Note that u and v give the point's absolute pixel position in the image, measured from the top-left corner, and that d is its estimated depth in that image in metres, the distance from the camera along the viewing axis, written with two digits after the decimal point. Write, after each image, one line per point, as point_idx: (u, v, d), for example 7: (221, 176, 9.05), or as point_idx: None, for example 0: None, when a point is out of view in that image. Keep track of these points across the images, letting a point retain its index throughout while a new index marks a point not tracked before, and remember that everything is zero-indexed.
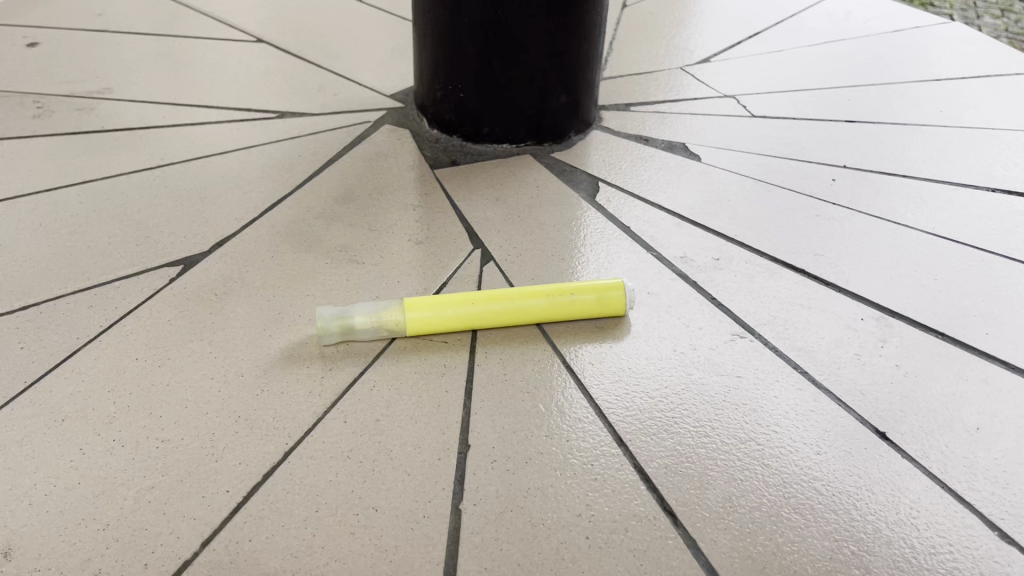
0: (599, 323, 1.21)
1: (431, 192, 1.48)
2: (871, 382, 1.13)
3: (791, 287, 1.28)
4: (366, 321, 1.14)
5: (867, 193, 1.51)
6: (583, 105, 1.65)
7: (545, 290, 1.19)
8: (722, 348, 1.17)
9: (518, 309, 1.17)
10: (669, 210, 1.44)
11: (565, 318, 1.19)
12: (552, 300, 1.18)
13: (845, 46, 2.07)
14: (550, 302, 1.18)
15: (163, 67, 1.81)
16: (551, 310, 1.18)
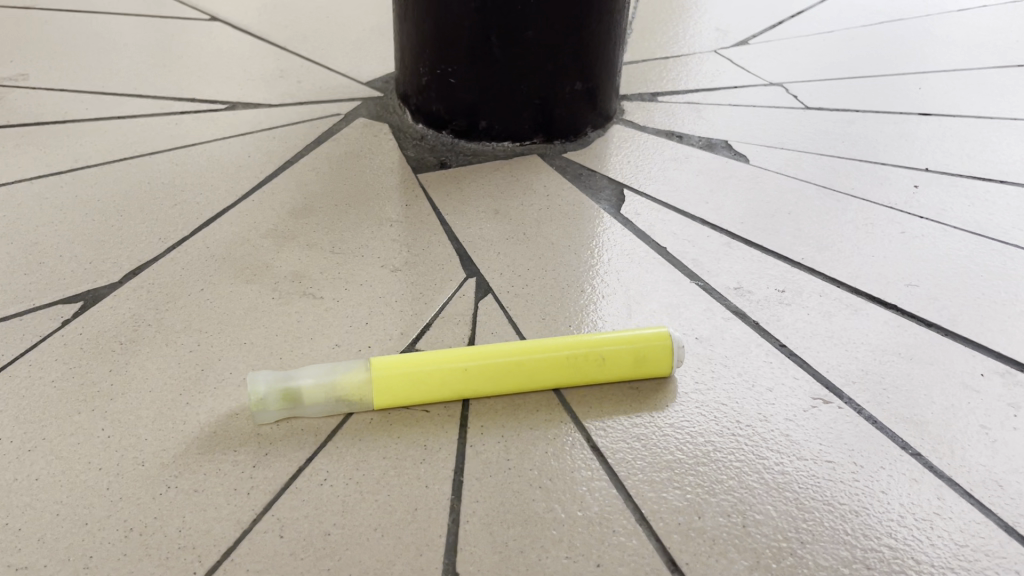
0: (635, 386, 0.90)
1: (414, 203, 1.17)
2: (1009, 470, 0.82)
3: (883, 329, 0.97)
4: (317, 389, 0.83)
5: (959, 203, 1.20)
6: (602, 95, 1.34)
7: (562, 342, 0.88)
8: (802, 418, 0.86)
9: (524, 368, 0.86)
10: (714, 225, 1.14)
11: (590, 379, 0.88)
12: (572, 354, 0.87)
13: (904, 26, 1.76)
14: (569, 356, 0.87)
15: (93, 48, 1.50)
16: (572, 368, 0.87)
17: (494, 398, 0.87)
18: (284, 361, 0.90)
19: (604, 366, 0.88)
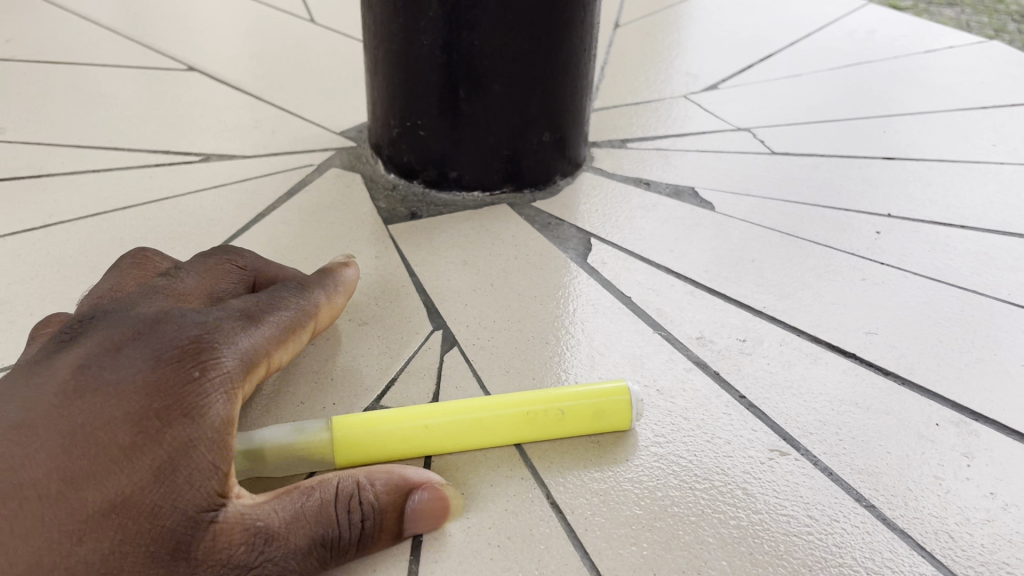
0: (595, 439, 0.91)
1: (384, 254, 1.19)
2: (961, 521, 0.83)
3: (842, 379, 0.99)
4: (278, 449, 0.83)
5: (919, 248, 1.23)
6: (571, 143, 1.36)
7: (521, 399, 0.89)
8: (759, 470, 0.87)
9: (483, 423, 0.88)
10: (678, 273, 1.16)
11: (549, 434, 0.89)
12: (530, 410, 0.89)
13: (871, 69, 1.80)
14: (527, 411, 0.89)
15: (71, 100, 1.53)
16: (529, 422, 0.88)
17: (456, 453, 0.89)
18: (249, 419, 0.92)
19: (563, 421, 0.89)
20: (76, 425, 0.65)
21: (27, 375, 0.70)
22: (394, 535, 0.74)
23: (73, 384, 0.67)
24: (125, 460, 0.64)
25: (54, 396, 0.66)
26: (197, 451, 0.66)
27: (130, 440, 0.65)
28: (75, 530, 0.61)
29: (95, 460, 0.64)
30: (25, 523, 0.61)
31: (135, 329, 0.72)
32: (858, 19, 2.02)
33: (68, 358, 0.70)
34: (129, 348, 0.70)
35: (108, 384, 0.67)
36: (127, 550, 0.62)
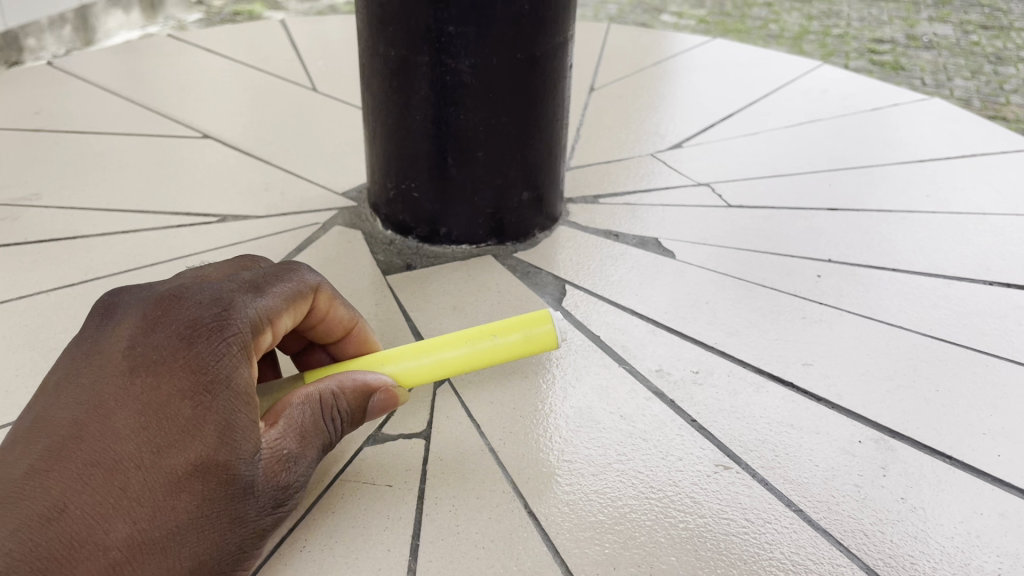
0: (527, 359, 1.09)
1: (383, 302, 1.35)
2: (875, 521, 0.98)
3: (780, 404, 1.15)
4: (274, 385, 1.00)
5: (854, 290, 1.39)
6: (547, 200, 1.53)
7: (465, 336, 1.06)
8: (705, 482, 1.03)
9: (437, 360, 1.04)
10: (641, 313, 1.32)
11: (491, 361, 1.06)
12: (474, 342, 1.06)
13: (822, 126, 1.99)
14: (472, 346, 1.06)
15: (98, 167, 1.70)
16: (474, 353, 1.05)
17: (447, 471, 1.04)
18: None
19: (509, 341, 1.06)
20: (146, 401, 0.80)
21: (83, 361, 0.83)
22: (360, 423, 0.96)
23: (129, 367, 0.81)
24: (196, 424, 0.80)
25: (121, 380, 0.80)
26: (244, 405, 0.82)
27: (197, 409, 0.80)
28: (172, 484, 0.78)
29: (172, 429, 0.79)
30: (127, 484, 0.77)
31: (164, 313, 0.85)
32: (813, 80, 2.22)
33: (116, 343, 0.83)
34: (166, 332, 0.84)
35: (162, 364, 0.81)
36: (211, 496, 0.79)
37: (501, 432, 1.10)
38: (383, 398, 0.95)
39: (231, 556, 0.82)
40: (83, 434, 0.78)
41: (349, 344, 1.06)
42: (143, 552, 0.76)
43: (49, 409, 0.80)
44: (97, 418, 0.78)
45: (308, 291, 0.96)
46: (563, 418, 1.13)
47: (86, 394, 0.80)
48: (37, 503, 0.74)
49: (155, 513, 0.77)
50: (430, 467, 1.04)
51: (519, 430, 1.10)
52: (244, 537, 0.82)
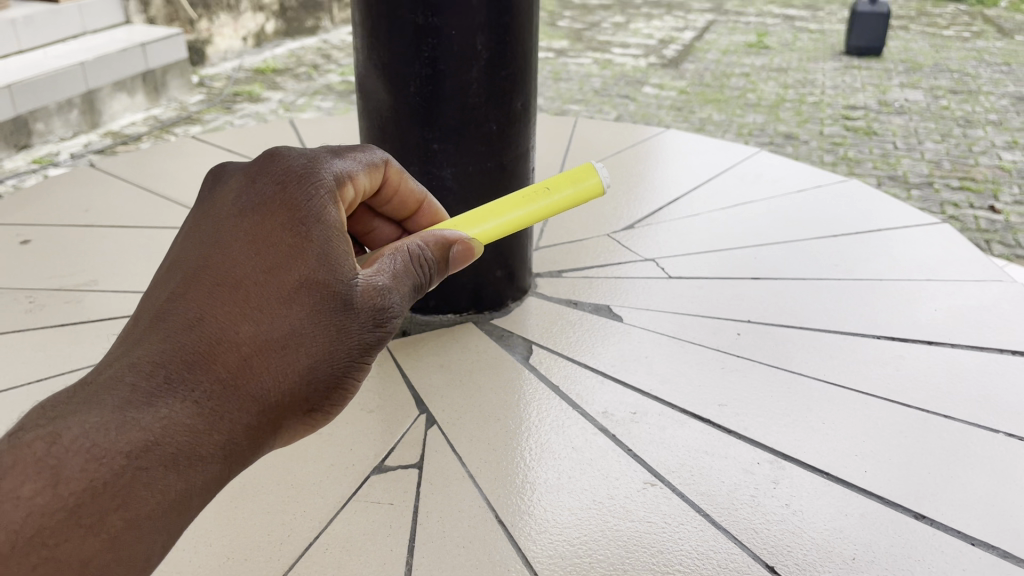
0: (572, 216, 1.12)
1: (384, 362, 1.67)
2: (763, 521, 1.28)
3: (698, 436, 1.46)
4: None
5: (767, 345, 1.71)
6: (519, 276, 1.87)
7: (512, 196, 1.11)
8: (635, 496, 1.33)
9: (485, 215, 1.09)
10: (593, 368, 1.64)
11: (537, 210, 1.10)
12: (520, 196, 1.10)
13: (754, 206, 2.34)
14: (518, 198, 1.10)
15: (143, 255, 2.03)
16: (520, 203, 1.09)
17: (436, 492, 1.34)
18: (297, 477, 1.38)
19: (553, 193, 1.10)
20: (254, 232, 0.83)
21: (198, 213, 0.87)
22: (441, 276, 0.97)
23: (238, 207, 0.85)
24: (300, 247, 0.83)
25: (232, 216, 0.84)
26: (340, 233, 0.86)
27: (300, 236, 0.83)
28: (282, 297, 0.81)
29: (279, 251, 0.82)
30: (244, 299, 0.79)
31: (262, 164, 0.89)
32: (750, 165, 2.59)
33: (219, 195, 0.87)
34: (267, 177, 0.88)
35: (264, 200, 0.85)
36: (317, 307, 0.82)
37: (479, 463, 1.41)
38: (464, 246, 0.97)
39: (339, 366, 0.85)
40: (204, 261, 0.81)
41: (418, 215, 1.18)
42: (261, 359, 0.79)
43: (173, 251, 0.84)
44: (214, 246, 0.82)
45: (384, 164, 1.07)
46: (527, 451, 1.44)
47: (202, 233, 0.84)
48: (167, 315, 0.77)
49: (268, 324, 0.80)
50: (423, 490, 1.35)
51: (493, 460, 1.42)
52: (352, 351, 0.85)
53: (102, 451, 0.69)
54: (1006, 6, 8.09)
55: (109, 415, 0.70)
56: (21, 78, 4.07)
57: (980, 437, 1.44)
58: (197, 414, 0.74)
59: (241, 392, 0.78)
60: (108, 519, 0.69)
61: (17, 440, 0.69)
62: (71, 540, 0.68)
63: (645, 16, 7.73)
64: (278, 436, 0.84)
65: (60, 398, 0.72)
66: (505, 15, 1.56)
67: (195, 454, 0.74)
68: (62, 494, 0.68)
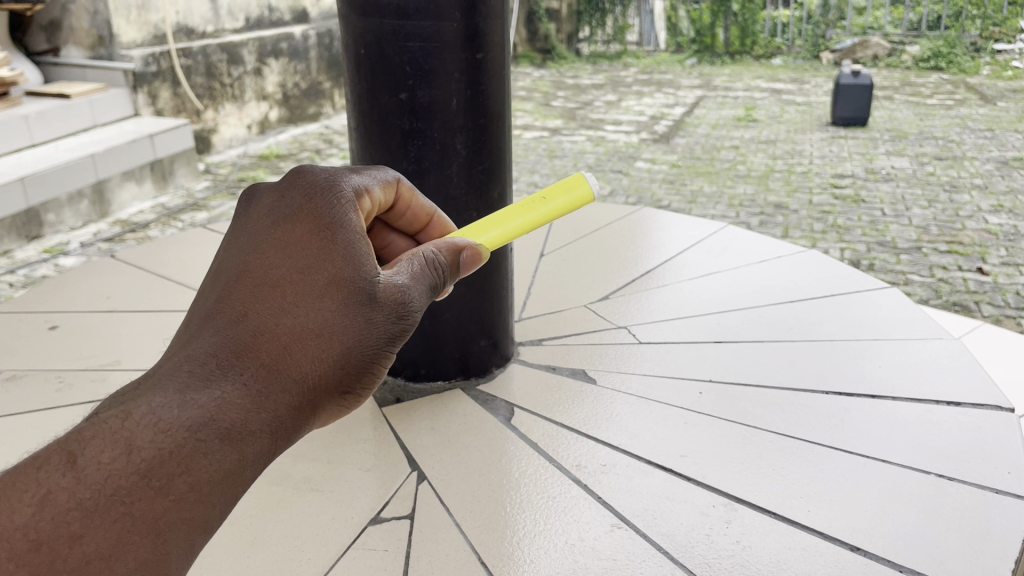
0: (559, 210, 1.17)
1: (380, 425, 1.85)
2: (715, 555, 1.45)
3: (661, 483, 1.63)
4: None
5: (726, 402, 1.89)
6: (501, 345, 2.07)
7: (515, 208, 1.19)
8: (604, 537, 1.50)
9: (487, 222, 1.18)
10: (569, 426, 1.82)
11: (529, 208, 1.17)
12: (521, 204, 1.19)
13: (720, 276, 2.54)
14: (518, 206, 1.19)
15: (161, 335, 2.23)
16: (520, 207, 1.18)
17: (425, 539, 1.51)
18: (301, 529, 1.55)
19: (551, 202, 1.17)
20: (287, 237, 0.93)
21: (235, 228, 0.98)
22: (454, 280, 1.07)
23: (271, 217, 0.96)
24: (328, 247, 0.93)
25: (267, 226, 0.95)
26: (361, 235, 0.96)
27: (327, 237, 0.93)
28: (314, 292, 0.91)
29: (310, 252, 0.92)
30: (283, 295, 0.90)
31: (289, 179, 1.00)
32: (718, 239, 2.81)
33: (257, 208, 0.98)
34: (295, 190, 0.98)
35: (293, 210, 0.95)
36: (345, 301, 0.92)
37: (465, 512, 1.58)
38: (474, 252, 1.07)
39: (368, 353, 0.94)
40: (244, 267, 0.92)
41: (428, 230, 1.29)
42: (299, 346, 0.89)
43: (220, 261, 0.95)
44: (252, 254, 0.93)
45: (395, 183, 1.19)
46: (509, 501, 1.60)
47: (242, 243, 0.95)
48: (216, 314, 0.88)
49: (304, 315, 0.90)
50: (414, 537, 1.51)
51: (477, 510, 1.58)
52: (379, 339, 0.94)
53: (166, 425, 0.79)
54: (988, 75, 8.48)
55: (171, 396, 0.81)
56: (33, 171, 4.36)
57: (914, 478, 1.63)
58: (246, 395, 0.85)
59: (284, 374, 0.88)
60: (174, 485, 0.79)
61: (92, 420, 0.79)
62: (143, 503, 0.77)
63: (637, 94, 8.12)
64: (319, 416, 0.93)
65: (127, 387, 0.83)
66: (479, 119, 1.81)
67: (246, 429, 0.84)
68: (133, 462, 0.77)
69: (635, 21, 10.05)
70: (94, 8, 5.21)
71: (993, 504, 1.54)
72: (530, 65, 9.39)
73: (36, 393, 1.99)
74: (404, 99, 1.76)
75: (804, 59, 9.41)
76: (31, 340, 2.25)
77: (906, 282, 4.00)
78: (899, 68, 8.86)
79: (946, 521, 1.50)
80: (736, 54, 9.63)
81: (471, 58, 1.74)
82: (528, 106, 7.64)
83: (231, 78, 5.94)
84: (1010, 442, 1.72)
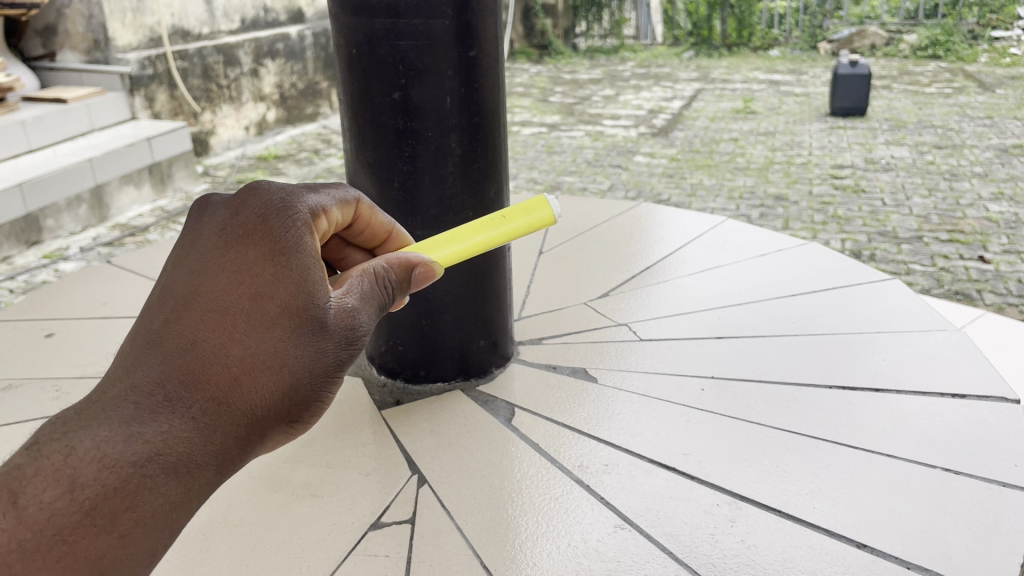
0: (522, 225, 1.15)
1: (380, 428, 1.84)
2: (722, 554, 1.43)
3: (663, 482, 1.61)
4: None
5: (728, 398, 1.87)
6: (501, 345, 2.06)
7: (477, 222, 1.17)
8: (607, 538, 1.48)
9: (449, 234, 1.15)
10: (571, 425, 1.80)
11: (491, 225, 1.15)
12: (481, 219, 1.17)
13: (721, 271, 2.52)
14: (480, 221, 1.17)
15: None
16: (483, 224, 1.16)
17: (426, 543, 1.49)
18: (301, 533, 1.53)
19: (509, 222, 1.15)
20: (238, 262, 0.90)
21: (184, 244, 0.94)
22: (405, 295, 1.06)
23: (222, 237, 0.92)
24: (281, 274, 0.90)
25: (218, 246, 0.91)
26: (316, 260, 0.93)
27: (281, 263, 0.91)
28: (265, 322, 0.88)
29: (263, 278, 0.89)
30: (233, 323, 0.87)
31: (243, 197, 0.96)
32: (718, 233, 2.78)
33: (208, 226, 0.94)
34: (248, 209, 0.95)
35: (246, 231, 0.92)
36: (296, 330, 0.90)
37: (465, 515, 1.56)
38: (427, 269, 1.06)
39: (317, 383, 0.93)
40: (194, 288, 0.89)
41: (386, 244, 1.27)
42: (249, 379, 0.86)
43: (169, 277, 0.91)
44: (202, 276, 0.89)
45: (356, 201, 1.16)
46: (511, 503, 1.59)
47: (192, 262, 0.91)
48: (162, 341, 0.85)
49: (254, 346, 0.87)
50: (416, 542, 1.50)
51: (479, 513, 1.56)
52: (327, 368, 0.92)
53: (111, 461, 0.78)
54: (985, 62, 8.43)
55: (116, 429, 0.79)
56: (31, 177, 4.34)
57: (921, 472, 1.61)
58: (193, 429, 0.82)
59: (232, 406, 0.86)
60: (117, 521, 0.78)
61: (35, 454, 0.77)
62: (86, 540, 0.76)
63: (634, 87, 8.09)
64: (265, 444, 0.92)
65: (69, 413, 0.80)
66: (475, 117, 1.79)
67: (191, 463, 0.82)
68: (78, 500, 0.76)
69: (631, 15, 10.03)
70: (89, 12, 5.17)
71: (1001, 497, 1.52)
72: (528, 62, 9.35)
73: (33, 401, 1.97)
74: (397, 98, 1.73)
75: (801, 50, 9.36)
76: (28, 347, 2.23)
77: (907, 273, 3.97)
78: (897, 56, 8.82)
79: (954, 516, 1.48)
80: (733, 46, 9.60)
81: (464, 55, 1.72)
82: (525, 103, 7.61)
83: (227, 80, 5.92)
84: (1016, 434, 1.70)
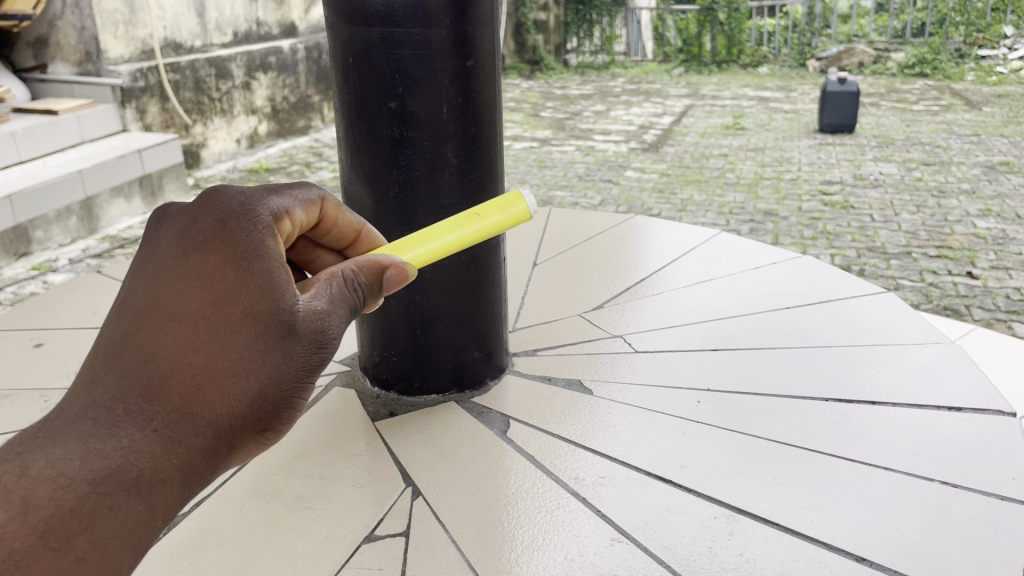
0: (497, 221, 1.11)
1: (373, 440, 1.82)
2: (720, 568, 1.41)
3: (661, 495, 1.60)
4: None
5: (726, 411, 1.86)
6: (495, 356, 2.04)
7: (450, 219, 1.13)
8: (604, 551, 1.47)
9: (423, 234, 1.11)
10: (566, 437, 1.79)
11: (465, 222, 1.12)
12: (455, 217, 1.13)
13: (714, 284, 2.52)
14: (454, 218, 1.13)
15: None
16: (457, 222, 1.12)
17: (421, 557, 1.47)
18: (295, 545, 1.51)
19: (485, 218, 1.11)
20: (198, 269, 0.84)
21: (144, 253, 0.89)
22: (377, 297, 1.02)
23: (181, 245, 0.86)
24: (243, 279, 0.84)
25: (176, 254, 0.85)
26: (280, 264, 0.88)
27: (243, 267, 0.85)
28: (229, 329, 0.83)
29: (223, 283, 0.84)
30: (194, 332, 0.82)
31: (202, 201, 0.90)
32: (713, 246, 2.78)
33: (167, 231, 0.88)
34: (208, 214, 0.88)
35: (206, 235, 0.86)
36: (261, 335, 0.85)
37: (461, 528, 1.54)
38: (399, 271, 1.02)
39: (287, 389, 0.88)
40: (153, 298, 0.83)
41: (357, 243, 1.22)
42: (214, 388, 0.82)
43: (129, 287, 0.86)
44: (161, 284, 0.84)
45: (322, 201, 1.10)
46: (507, 515, 1.57)
47: (151, 272, 0.86)
48: (120, 354, 0.80)
49: (217, 353, 0.82)
50: (410, 555, 1.48)
51: (474, 526, 1.54)
52: (297, 373, 0.88)
53: (68, 479, 0.74)
54: (972, 80, 8.50)
55: (72, 447, 0.75)
56: (21, 188, 4.30)
57: (918, 485, 1.60)
58: (154, 443, 0.78)
59: (195, 417, 0.81)
60: (75, 542, 0.74)
61: None
62: (41, 564, 0.72)
63: (625, 103, 8.13)
64: (236, 455, 0.87)
65: (26, 433, 0.76)
66: (471, 126, 1.79)
67: (154, 478, 0.78)
68: (31, 522, 0.72)
69: (622, 32, 10.12)
70: (81, 24, 5.14)
71: (998, 510, 1.52)
72: (518, 76, 9.38)
73: (22, 411, 1.95)
74: (394, 108, 1.73)
75: (791, 67, 9.41)
76: (16, 357, 2.21)
77: (896, 287, 3.99)
78: (885, 74, 8.88)
79: (952, 529, 1.48)
80: (723, 63, 9.66)
81: (461, 66, 1.72)
82: (517, 117, 7.64)
83: (219, 93, 5.92)
84: (1013, 446, 1.70)
